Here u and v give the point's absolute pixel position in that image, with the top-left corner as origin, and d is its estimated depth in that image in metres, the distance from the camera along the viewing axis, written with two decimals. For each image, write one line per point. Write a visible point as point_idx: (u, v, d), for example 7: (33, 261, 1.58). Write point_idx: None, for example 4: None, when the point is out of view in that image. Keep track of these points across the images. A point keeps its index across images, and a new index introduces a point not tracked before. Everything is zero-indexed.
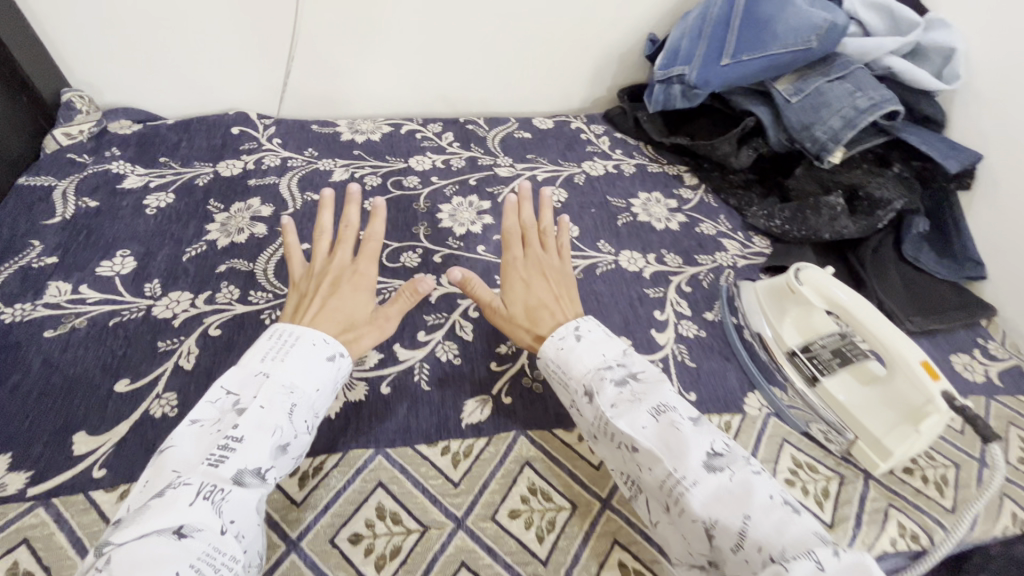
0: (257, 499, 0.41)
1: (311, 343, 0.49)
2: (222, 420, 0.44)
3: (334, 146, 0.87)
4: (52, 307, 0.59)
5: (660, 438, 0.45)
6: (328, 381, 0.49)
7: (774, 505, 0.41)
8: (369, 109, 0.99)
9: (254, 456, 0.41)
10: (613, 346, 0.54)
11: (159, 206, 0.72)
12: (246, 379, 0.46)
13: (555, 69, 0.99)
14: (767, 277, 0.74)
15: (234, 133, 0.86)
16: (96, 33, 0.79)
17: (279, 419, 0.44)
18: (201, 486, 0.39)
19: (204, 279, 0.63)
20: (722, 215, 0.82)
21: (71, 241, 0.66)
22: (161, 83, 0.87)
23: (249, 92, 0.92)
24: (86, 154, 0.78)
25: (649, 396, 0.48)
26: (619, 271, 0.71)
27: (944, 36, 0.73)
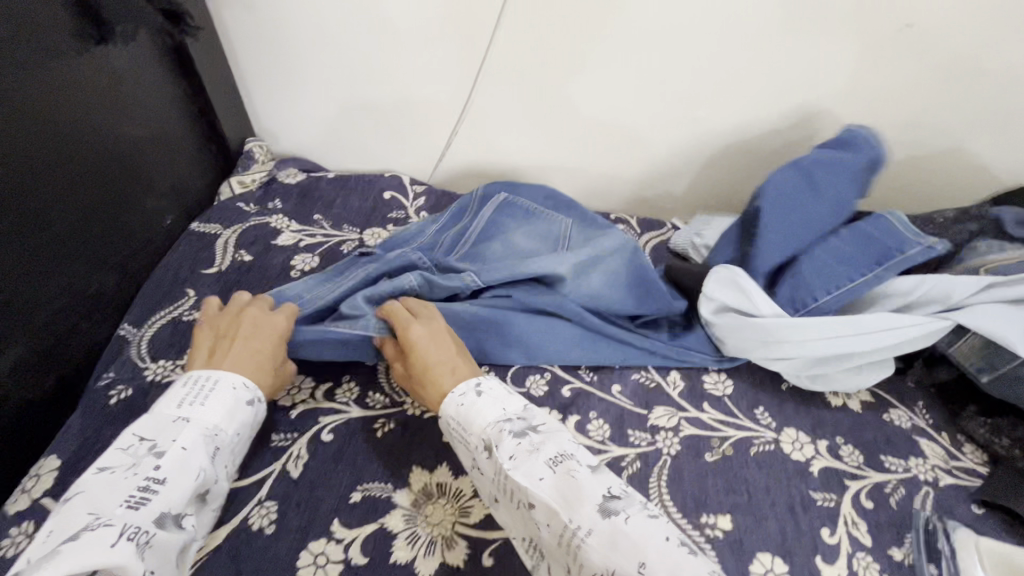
0: (178, 547, 0.41)
1: (227, 386, 0.50)
2: (135, 463, 0.43)
3: None
4: (189, 370, 0.59)
5: (557, 492, 0.43)
6: (247, 424, 0.50)
7: (621, 526, 0.40)
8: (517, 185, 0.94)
9: (176, 496, 0.42)
10: (513, 401, 0.51)
11: (306, 269, 0.72)
12: (161, 424, 0.46)
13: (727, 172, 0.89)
14: (982, 512, 0.56)
15: (386, 197, 0.86)
16: (293, 85, 0.85)
17: (202, 462, 0.45)
18: (124, 528, 0.38)
19: (328, 368, 0.62)
20: (920, 403, 0.67)
21: (220, 297, 0.67)
22: (334, 142, 0.92)
23: (405, 155, 0.92)
24: (252, 204, 0.81)
25: (547, 446, 0.46)
26: (780, 458, 0.59)
27: None
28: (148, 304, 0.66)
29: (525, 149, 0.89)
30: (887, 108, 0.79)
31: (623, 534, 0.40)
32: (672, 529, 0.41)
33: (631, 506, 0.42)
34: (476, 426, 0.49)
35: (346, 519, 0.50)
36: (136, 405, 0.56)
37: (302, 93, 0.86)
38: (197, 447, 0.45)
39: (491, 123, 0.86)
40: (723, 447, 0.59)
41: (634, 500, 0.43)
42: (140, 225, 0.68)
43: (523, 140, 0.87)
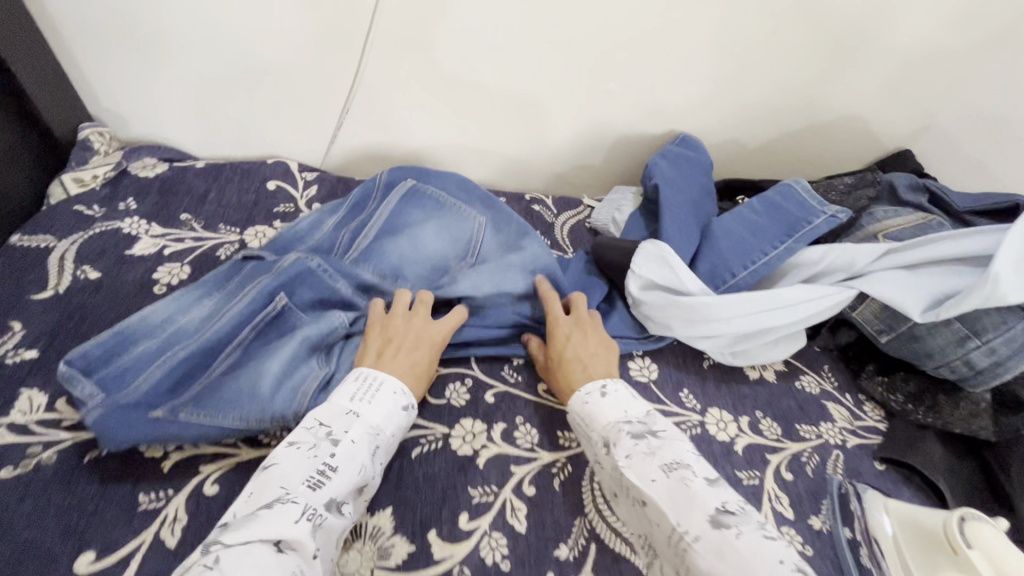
0: (339, 535, 0.41)
1: (391, 390, 0.49)
2: (317, 447, 0.43)
3: None
4: (17, 428, 0.47)
5: (670, 494, 0.42)
6: (402, 428, 0.49)
7: (728, 540, 0.38)
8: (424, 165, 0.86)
9: (344, 486, 0.41)
10: (637, 404, 0.51)
11: (171, 283, 0.60)
12: (335, 415, 0.46)
13: (641, 145, 0.87)
14: (882, 467, 0.60)
15: (270, 188, 0.75)
16: (134, 55, 0.69)
17: (364, 458, 0.44)
18: (306, 507, 0.39)
19: None
20: (825, 366, 0.70)
21: (57, 328, 0.54)
22: (200, 125, 0.77)
23: (289, 136, 0.80)
24: (96, 205, 0.67)
25: (664, 449, 0.45)
26: (705, 440, 0.59)
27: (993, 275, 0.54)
28: None
29: (427, 126, 0.80)
30: (790, 75, 0.79)
31: (737, 545, 0.37)
32: (789, 554, 0.37)
33: (746, 525, 0.39)
34: (387, 422, 0.47)
35: None
36: None
37: (148, 65, 0.71)
38: (362, 443, 0.45)
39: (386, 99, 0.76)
40: None
41: (752, 519, 0.39)
42: None
43: (425, 117, 0.79)
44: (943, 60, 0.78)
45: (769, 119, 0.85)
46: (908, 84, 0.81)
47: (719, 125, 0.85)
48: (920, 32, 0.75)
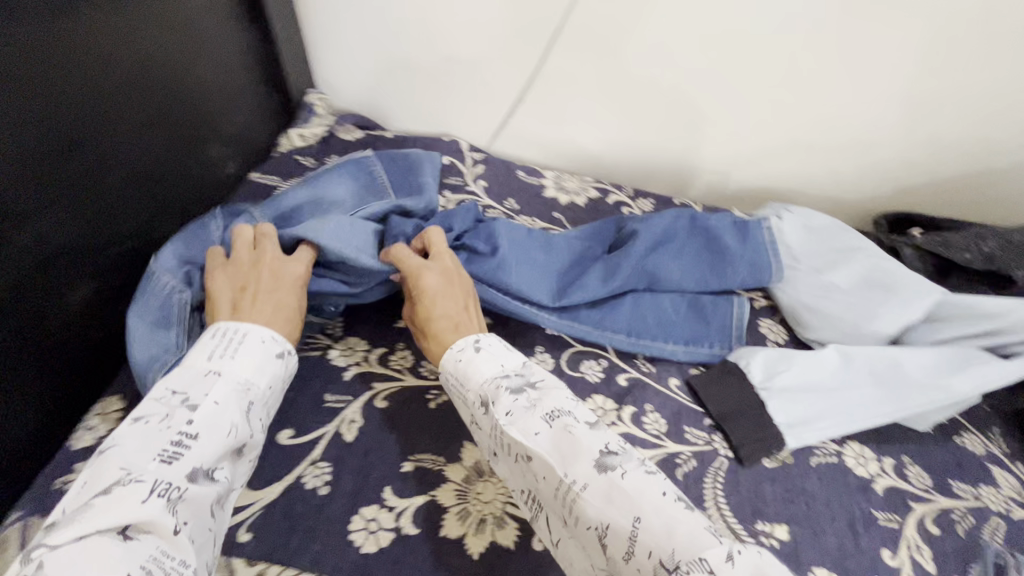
0: (213, 496, 0.42)
1: (258, 339, 0.49)
2: (168, 415, 0.43)
3: (536, 204, 0.81)
4: None
5: (552, 446, 0.43)
6: (281, 378, 0.49)
7: (614, 483, 0.40)
8: (578, 160, 0.90)
9: (207, 454, 0.42)
10: (513, 357, 0.51)
11: None
12: (194, 377, 0.46)
13: (805, 165, 0.84)
14: None
15: (444, 162, 0.84)
16: (358, 36, 0.82)
17: (233, 417, 0.45)
18: (155, 483, 0.39)
19: (384, 333, 0.61)
20: (995, 429, 0.62)
21: None
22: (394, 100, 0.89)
23: (466, 119, 0.88)
24: (310, 158, 0.80)
25: (545, 402, 0.46)
26: (842, 471, 0.56)
27: None
28: None
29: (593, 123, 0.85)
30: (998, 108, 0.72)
31: (618, 487, 0.40)
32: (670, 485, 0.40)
33: (629, 463, 0.42)
34: (475, 380, 0.49)
35: (398, 488, 0.49)
36: None
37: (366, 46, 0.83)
38: (228, 403, 0.45)
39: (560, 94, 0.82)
40: (783, 455, 0.56)
41: (633, 457, 0.42)
42: (206, 173, 0.68)
43: (592, 115, 0.83)
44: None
45: (962, 153, 0.78)
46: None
47: (900, 153, 0.79)
48: None
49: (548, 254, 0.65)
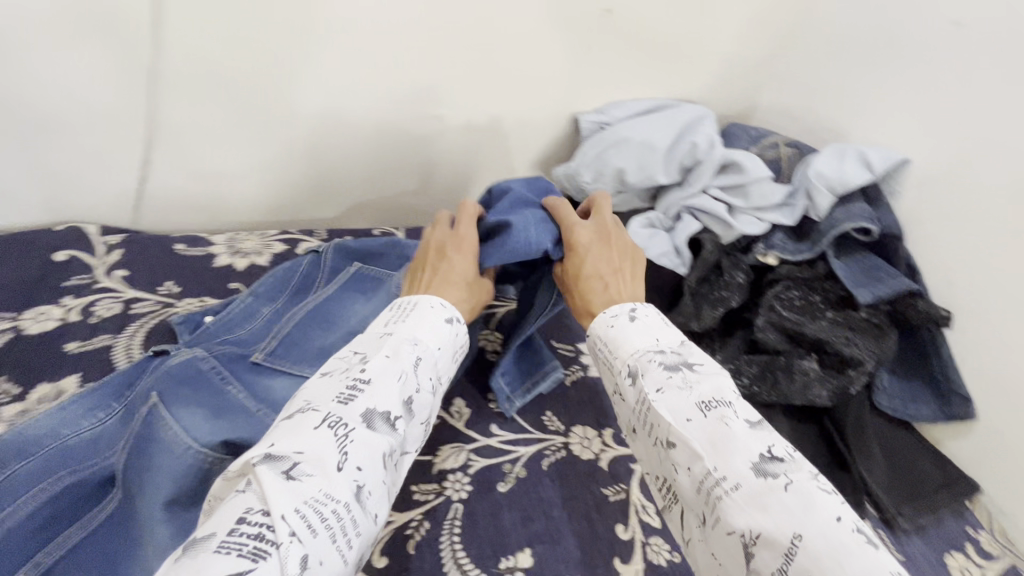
0: (384, 445, 0.40)
1: (428, 305, 0.51)
2: (348, 368, 0.43)
3: (24, 293, 0.61)
4: None
5: (706, 441, 0.42)
6: (449, 340, 0.50)
7: (775, 491, 0.38)
8: (107, 214, 0.72)
9: (382, 400, 0.41)
10: (379, 348, 0.45)
11: None
12: (370, 340, 0.47)
13: (509, 153, 0.83)
14: None
15: (59, 260, 0.64)
16: None
17: (404, 365, 0.44)
18: (328, 415, 0.39)
19: None
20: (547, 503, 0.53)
21: None
22: None
23: (85, 198, 0.70)
24: None
25: (702, 387, 0.45)
26: (572, 463, 0.56)
27: (752, 223, 0.73)
28: None
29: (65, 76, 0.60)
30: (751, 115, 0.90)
31: (779, 498, 0.38)
32: (845, 512, 0.37)
33: (797, 474, 0.39)
34: (624, 349, 0.50)
35: None
36: None
37: None
38: (399, 355, 0.45)
39: (130, 78, 0.62)
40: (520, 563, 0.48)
41: (801, 467, 0.40)
42: None
43: (169, 158, 0.69)
44: (728, 22, 0.79)
45: (514, 141, 0.82)
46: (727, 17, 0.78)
47: (594, 92, 0.80)
48: (822, 63, 0.80)
49: None
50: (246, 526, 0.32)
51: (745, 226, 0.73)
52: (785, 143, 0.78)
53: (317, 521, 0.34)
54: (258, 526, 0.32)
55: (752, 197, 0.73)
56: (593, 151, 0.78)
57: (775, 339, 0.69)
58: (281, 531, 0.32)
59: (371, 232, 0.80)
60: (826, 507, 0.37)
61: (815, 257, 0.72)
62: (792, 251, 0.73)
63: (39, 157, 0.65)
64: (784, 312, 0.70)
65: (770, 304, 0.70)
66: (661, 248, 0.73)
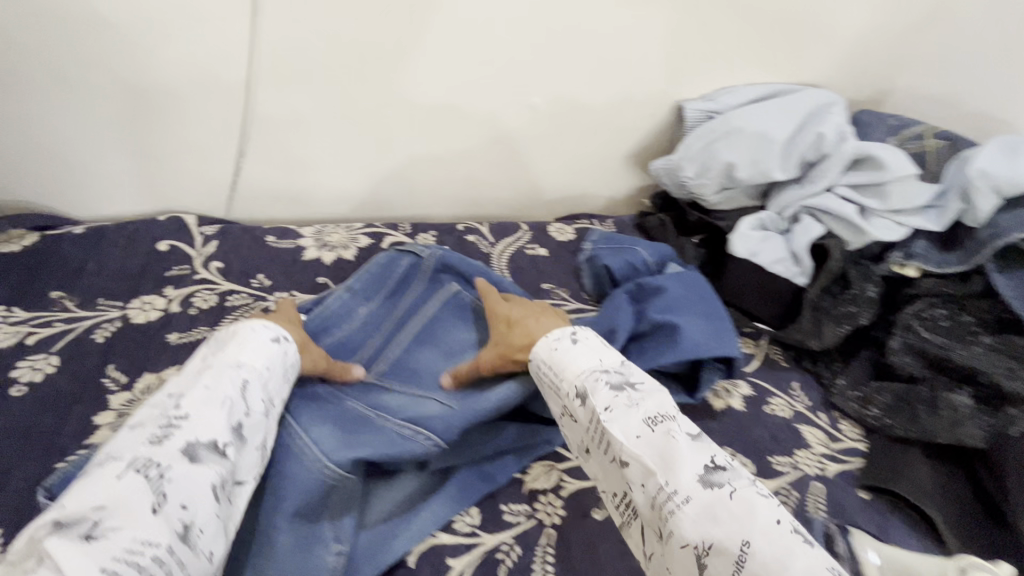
0: (210, 478, 0.36)
1: (250, 329, 0.47)
2: (158, 410, 0.39)
3: (130, 280, 0.63)
4: None
5: (653, 451, 0.41)
6: (279, 361, 0.46)
7: (720, 500, 0.37)
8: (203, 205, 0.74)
9: (203, 430, 0.38)
10: (224, 387, 0.41)
11: (32, 381, 0.52)
12: (195, 373, 0.43)
13: (602, 145, 0.77)
14: (868, 496, 0.54)
15: (161, 249, 0.66)
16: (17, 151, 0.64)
17: (228, 392, 0.41)
18: (134, 460, 0.34)
19: (29, 297, 0.59)
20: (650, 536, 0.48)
21: (23, 293, 0.59)
22: (76, 145, 0.65)
23: (185, 190, 0.71)
24: None
25: (177, 442, 0.36)
26: None
27: (888, 228, 0.63)
28: None
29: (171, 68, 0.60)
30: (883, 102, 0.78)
31: (724, 506, 0.37)
32: (782, 514, 0.37)
33: (738, 481, 0.39)
34: (570, 371, 0.48)
35: None
36: None
37: (100, 145, 0.66)
38: (218, 381, 0.41)
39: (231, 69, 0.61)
40: None
41: (740, 475, 0.39)
42: None
43: (264, 149, 0.69)
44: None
45: (609, 132, 0.76)
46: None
47: (703, 77, 0.72)
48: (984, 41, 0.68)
49: (98, 266, 0.64)
50: None
51: (881, 230, 0.63)
52: (931, 135, 0.67)
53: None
54: None
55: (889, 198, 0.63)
56: (697, 143, 0.71)
57: (913, 366, 0.60)
58: None
59: (455, 227, 0.77)
60: (768, 518, 0.36)
61: (968, 270, 0.61)
62: (938, 261, 0.62)
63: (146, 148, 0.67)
64: (926, 334, 0.60)
65: (907, 325, 0.61)
66: (775, 253, 0.65)
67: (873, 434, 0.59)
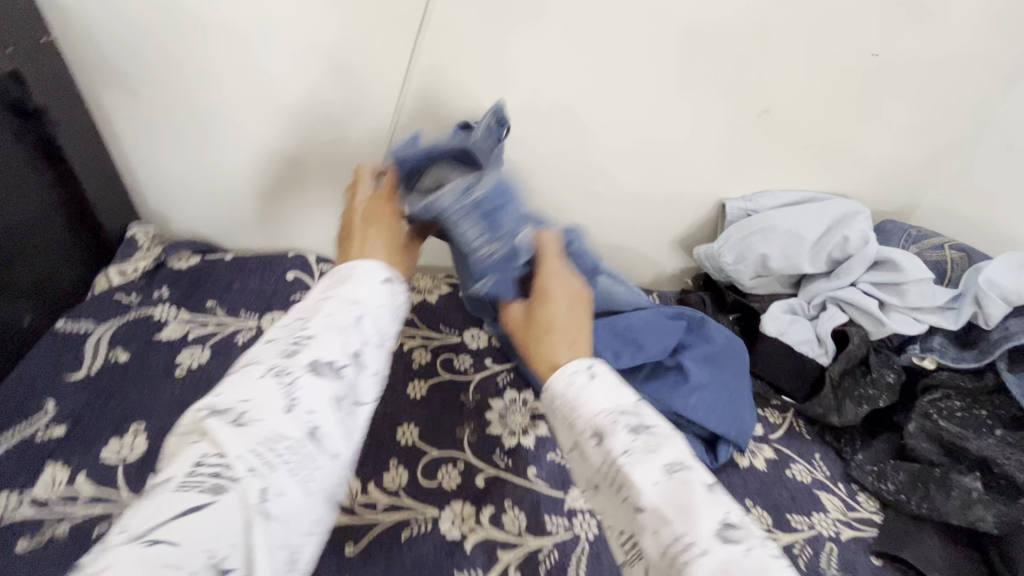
0: (332, 393, 0.37)
1: (364, 270, 0.45)
2: (284, 337, 0.39)
3: (265, 299, 0.79)
4: (124, 345, 0.67)
5: (671, 501, 0.37)
6: (389, 301, 0.45)
7: (739, 560, 0.34)
8: (322, 246, 0.91)
9: (323, 353, 0.38)
10: (365, 292, 0.43)
11: (190, 366, 0.66)
12: (312, 303, 0.42)
13: (653, 228, 0.91)
14: (879, 562, 0.59)
15: (289, 278, 0.83)
16: (199, 191, 0.84)
17: (343, 326, 0.40)
18: (270, 366, 0.37)
19: (191, 303, 0.75)
20: None
21: (187, 298, 0.76)
22: (241, 192, 0.84)
23: (312, 233, 0.90)
24: (134, 293, 0.73)
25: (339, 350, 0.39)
26: None
27: (906, 323, 0.72)
28: (93, 313, 0.69)
29: (328, 142, 0.79)
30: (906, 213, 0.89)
31: (741, 566, 0.34)
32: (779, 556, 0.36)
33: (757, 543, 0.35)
34: (588, 408, 0.42)
35: None
36: (66, 360, 0.63)
37: (257, 193, 0.84)
38: (339, 309, 0.41)
39: (371, 146, 0.79)
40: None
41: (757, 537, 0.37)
42: None
43: None
44: (894, 126, 0.81)
45: (661, 218, 0.89)
46: (894, 121, 0.80)
47: (746, 180, 0.85)
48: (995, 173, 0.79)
49: (242, 285, 0.80)
50: (203, 470, 0.31)
51: (901, 325, 0.72)
52: (949, 246, 0.76)
53: (272, 457, 0.33)
54: (214, 468, 0.31)
55: (908, 299, 0.72)
56: (737, 235, 0.82)
57: (929, 449, 0.65)
58: (237, 468, 0.31)
59: None
60: None
61: (982, 367, 0.68)
62: (953, 357, 0.70)
63: (292, 198, 0.85)
64: (942, 422, 0.66)
65: (924, 410, 0.68)
66: (802, 334, 0.74)
67: (890, 509, 0.64)
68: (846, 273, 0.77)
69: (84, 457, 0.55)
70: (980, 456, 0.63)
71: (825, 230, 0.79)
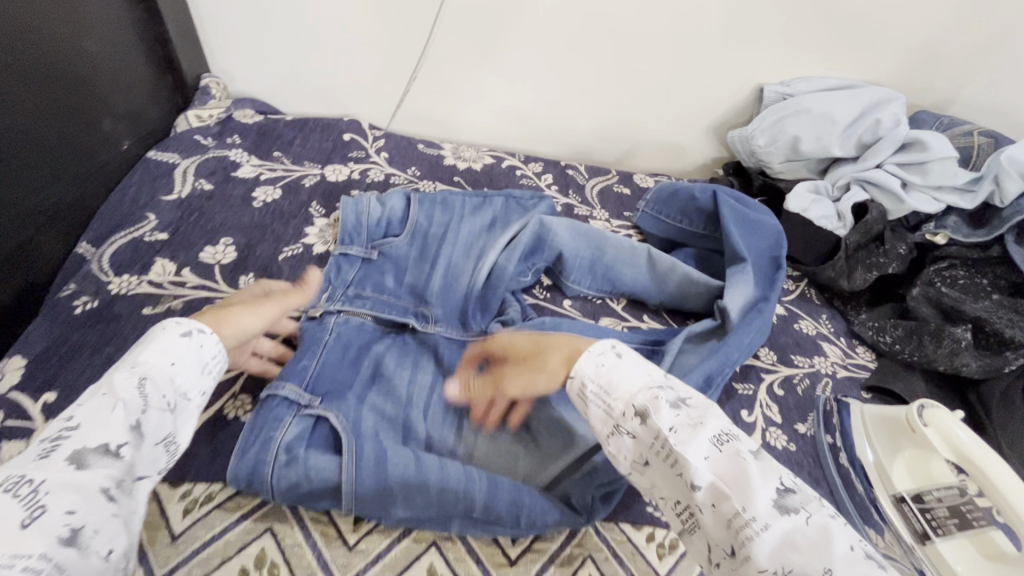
0: (100, 483, 0.37)
1: (164, 327, 0.46)
2: (47, 441, 0.38)
3: (325, 154, 0.85)
4: (208, 177, 0.74)
5: (723, 473, 0.40)
6: (190, 356, 0.45)
7: (800, 527, 0.37)
8: (372, 115, 0.96)
9: (92, 438, 0.38)
10: (125, 382, 0.41)
11: (266, 199, 0.74)
12: (94, 389, 0.41)
13: (691, 112, 0.94)
14: (869, 396, 0.68)
15: (345, 138, 0.89)
16: (261, 51, 0.88)
17: (124, 400, 0.40)
18: (19, 476, 0.35)
19: (260, 151, 0.82)
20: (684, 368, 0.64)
21: (256, 147, 0.82)
22: (300, 54, 0.88)
23: (364, 101, 0.94)
24: (210, 137, 0.80)
25: (89, 429, 0.38)
26: None
27: (925, 201, 0.76)
28: (177, 150, 0.76)
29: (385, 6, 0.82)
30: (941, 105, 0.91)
31: (802, 531, 0.37)
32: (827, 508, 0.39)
33: (815, 510, 0.38)
34: (622, 391, 0.45)
35: None
36: (160, 184, 0.71)
37: (315, 56, 0.88)
38: (118, 394, 0.40)
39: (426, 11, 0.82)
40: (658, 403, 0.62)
41: (811, 496, 0.39)
42: (99, 146, 0.66)
43: (430, 78, 0.90)
44: (945, 8, 0.81)
45: (699, 102, 0.92)
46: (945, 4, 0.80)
47: (788, 64, 0.86)
48: None
49: (303, 141, 0.86)
50: None
51: (920, 203, 0.76)
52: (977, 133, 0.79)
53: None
54: None
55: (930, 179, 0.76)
56: (771, 118, 0.86)
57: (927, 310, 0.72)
58: None
59: (557, 163, 0.96)
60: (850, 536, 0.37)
61: (991, 241, 0.73)
62: (966, 232, 0.74)
63: (346, 64, 0.89)
64: (944, 287, 0.72)
65: (930, 278, 0.73)
66: (823, 210, 0.78)
67: (884, 358, 0.72)
68: (873, 154, 0.80)
69: (187, 257, 0.63)
70: (975, 315, 0.69)
71: (859, 115, 0.82)
